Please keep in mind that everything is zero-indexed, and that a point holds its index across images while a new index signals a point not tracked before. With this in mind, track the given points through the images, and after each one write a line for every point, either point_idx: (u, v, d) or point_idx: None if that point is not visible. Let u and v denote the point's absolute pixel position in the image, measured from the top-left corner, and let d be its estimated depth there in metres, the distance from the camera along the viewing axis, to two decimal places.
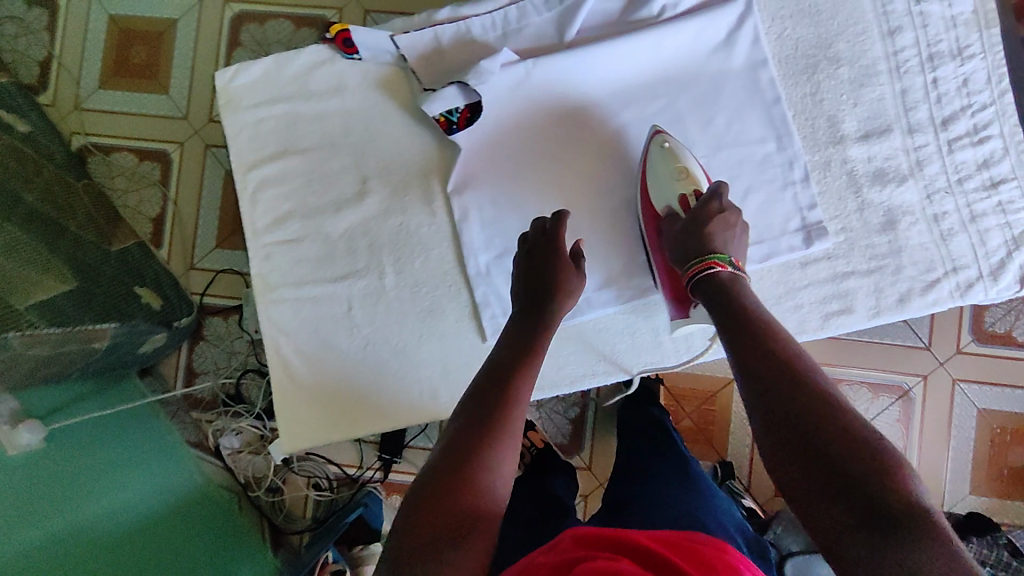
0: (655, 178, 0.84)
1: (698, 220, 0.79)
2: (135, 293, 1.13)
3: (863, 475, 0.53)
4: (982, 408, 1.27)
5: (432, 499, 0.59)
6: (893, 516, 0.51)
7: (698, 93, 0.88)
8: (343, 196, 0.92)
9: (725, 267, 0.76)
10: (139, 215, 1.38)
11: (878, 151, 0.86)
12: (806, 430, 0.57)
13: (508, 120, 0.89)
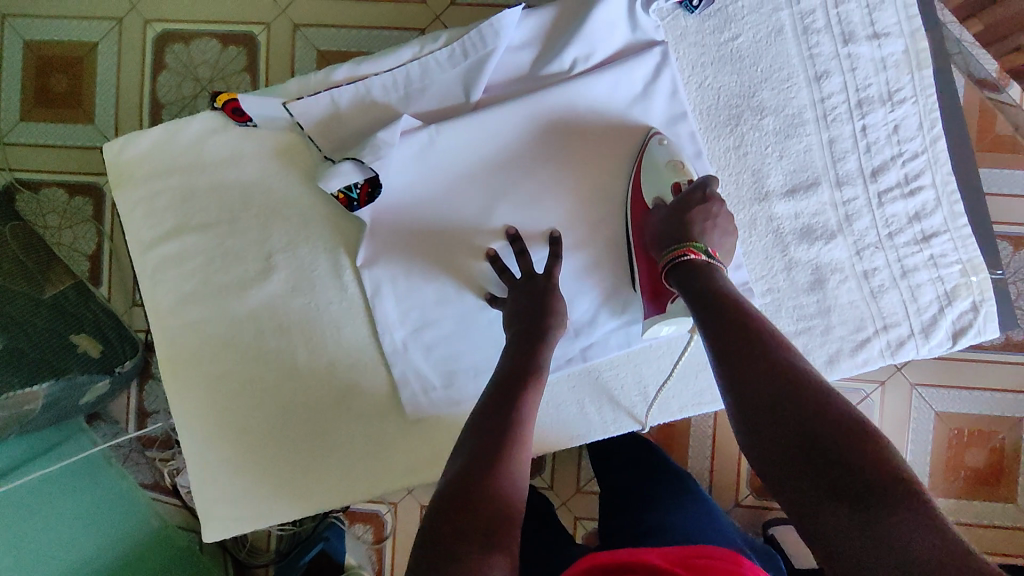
0: (648, 171, 0.80)
1: (684, 210, 0.74)
2: (71, 342, 1.09)
3: (842, 443, 0.53)
4: (939, 410, 1.27)
5: (453, 515, 0.57)
6: (870, 483, 0.50)
7: (615, 151, 0.83)
8: (247, 273, 0.86)
9: (699, 256, 0.71)
10: (75, 253, 1.26)
11: (805, 207, 0.82)
12: (784, 402, 0.57)
13: (415, 188, 0.83)
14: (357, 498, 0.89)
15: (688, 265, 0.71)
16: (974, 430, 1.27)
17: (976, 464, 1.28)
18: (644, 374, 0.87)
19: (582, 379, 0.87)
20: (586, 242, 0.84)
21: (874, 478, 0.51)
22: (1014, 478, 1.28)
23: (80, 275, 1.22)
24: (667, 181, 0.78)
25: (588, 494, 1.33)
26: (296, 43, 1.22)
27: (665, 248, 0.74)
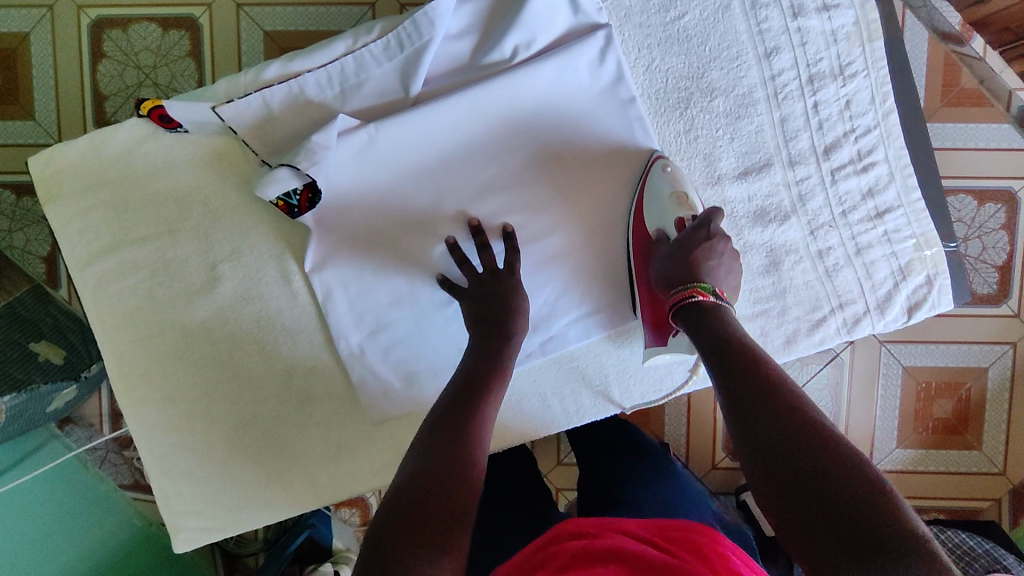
0: (652, 199, 0.78)
1: (689, 251, 0.73)
2: (31, 351, 1.08)
3: (847, 482, 0.50)
4: (907, 365, 1.29)
5: (404, 521, 0.56)
6: (874, 528, 0.47)
7: (565, 140, 0.81)
8: (193, 284, 0.84)
9: (707, 297, 0.71)
10: (29, 256, 1.24)
11: (758, 188, 0.80)
12: (791, 439, 0.54)
13: (359, 189, 0.81)
14: (326, 500, 0.89)
15: (694, 307, 0.71)
16: (939, 383, 1.30)
17: (942, 414, 1.31)
18: (605, 362, 0.86)
19: (544, 371, 0.86)
20: (538, 234, 0.82)
21: (876, 521, 0.47)
22: (979, 426, 1.31)
23: (36, 279, 1.20)
24: (671, 214, 0.77)
25: (568, 467, 1.35)
26: (240, 25, 1.15)
27: (670, 288, 0.74)
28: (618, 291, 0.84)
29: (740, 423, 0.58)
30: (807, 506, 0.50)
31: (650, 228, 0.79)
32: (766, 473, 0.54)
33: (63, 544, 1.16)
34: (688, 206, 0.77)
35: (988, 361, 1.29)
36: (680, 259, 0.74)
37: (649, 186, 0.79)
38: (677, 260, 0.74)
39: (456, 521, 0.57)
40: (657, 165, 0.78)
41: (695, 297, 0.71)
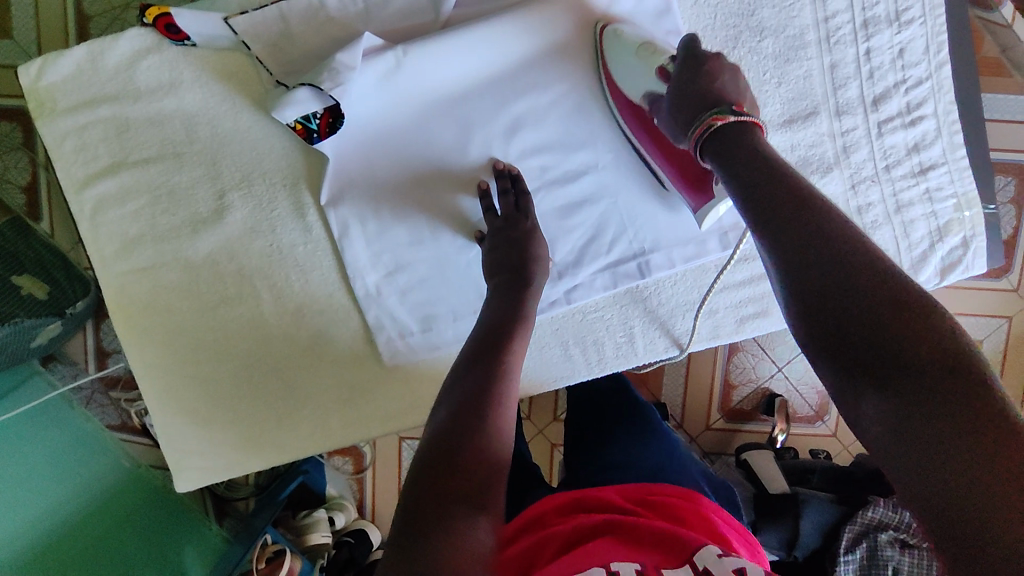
0: (620, 66, 0.71)
1: (686, 86, 0.61)
2: (14, 284, 1.05)
3: (910, 346, 0.42)
4: None
5: (435, 473, 0.50)
6: (938, 394, 0.40)
7: (605, 74, 0.76)
8: (199, 213, 0.79)
9: (727, 119, 0.55)
10: (6, 185, 1.19)
11: (802, 137, 0.77)
12: (844, 301, 0.45)
13: (384, 116, 0.75)
14: (333, 445, 0.86)
15: (718, 132, 0.56)
16: None
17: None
18: (630, 315, 0.84)
19: (566, 320, 0.83)
20: (565, 177, 0.78)
21: (942, 387, 0.40)
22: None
23: (14, 211, 1.16)
24: (652, 67, 0.67)
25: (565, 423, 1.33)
26: None
27: (688, 128, 0.59)
28: (651, 241, 0.80)
29: (785, 267, 0.48)
30: (866, 374, 0.43)
31: (636, 98, 0.70)
32: (821, 334, 0.45)
33: (63, 482, 1.14)
34: (661, 56, 0.67)
35: (984, 334, 1.30)
36: (683, 91, 0.61)
37: (614, 57, 0.72)
38: (681, 101, 0.61)
39: (490, 473, 0.51)
40: (609, 32, 0.73)
41: (715, 125, 0.56)
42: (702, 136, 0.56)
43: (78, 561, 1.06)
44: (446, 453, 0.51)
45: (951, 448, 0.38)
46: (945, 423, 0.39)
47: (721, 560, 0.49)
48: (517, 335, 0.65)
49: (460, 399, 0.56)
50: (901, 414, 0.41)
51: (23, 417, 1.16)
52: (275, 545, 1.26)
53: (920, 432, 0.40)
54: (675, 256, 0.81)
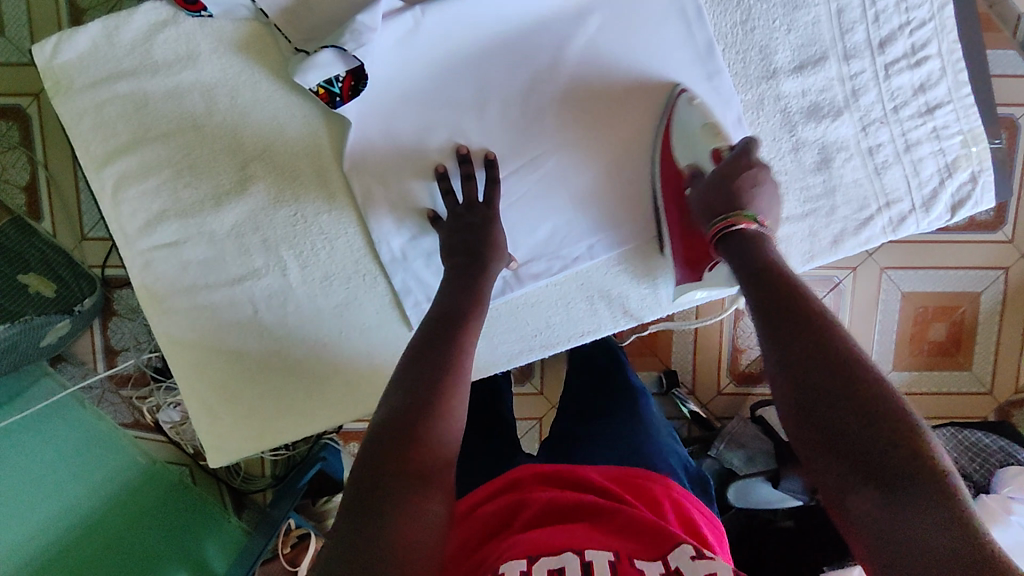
0: (685, 134, 0.76)
1: (728, 178, 0.68)
2: (19, 283, 1.10)
3: (880, 429, 0.46)
4: (905, 290, 1.32)
5: (393, 448, 0.52)
6: (903, 472, 0.44)
7: (617, 28, 0.77)
8: (223, 186, 0.79)
9: (749, 226, 0.65)
10: (9, 185, 1.26)
11: (812, 83, 0.79)
12: (826, 384, 0.49)
13: (404, 78, 0.76)
14: (365, 412, 0.86)
15: (736, 238, 0.65)
16: (935, 307, 1.33)
17: (937, 337, 1.34)
18: (654, 265, 0.85)
19: (590, 276, 0.84)
20: (583, 134, 0.80)
21: (906, 472, 0.44)
22: (969, 349, 1.34)
23: (16, 212, 1.20)
24: (706, 147, 0.73)
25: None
26: None
27: (711, 218, 0.68)
28: None
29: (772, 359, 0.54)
30: (841, 443, 0.47)
31: (682, 166, 0.76)
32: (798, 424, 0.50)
33: (79, 477, 1.14)
34: (722, 137, 0.72)
35: (981, 286, 1.33)
36: (725, 181, 0.68)
37: (682, 129, 0.76)
38: (710, 193, 0.69)
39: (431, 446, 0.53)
40: (684, 101, 0.76)
41: (736, 226, 0.65)
42: (718, 233, 0.66)
43: (101, 555, 1.06)
44: (398, 438, 0.53)
45: (920, 536, 0.42)
46: (910, 509, 0.43)
47: (694, 560, 0.49)
48: (471, 318, 0.66)
49: (413, 380, 0.57)
50: (871, 493, 0.44)
51: (34, 416, 1.16)
52: (297, 530, 1.28)
53: (887, 513, 0.43)
54: None
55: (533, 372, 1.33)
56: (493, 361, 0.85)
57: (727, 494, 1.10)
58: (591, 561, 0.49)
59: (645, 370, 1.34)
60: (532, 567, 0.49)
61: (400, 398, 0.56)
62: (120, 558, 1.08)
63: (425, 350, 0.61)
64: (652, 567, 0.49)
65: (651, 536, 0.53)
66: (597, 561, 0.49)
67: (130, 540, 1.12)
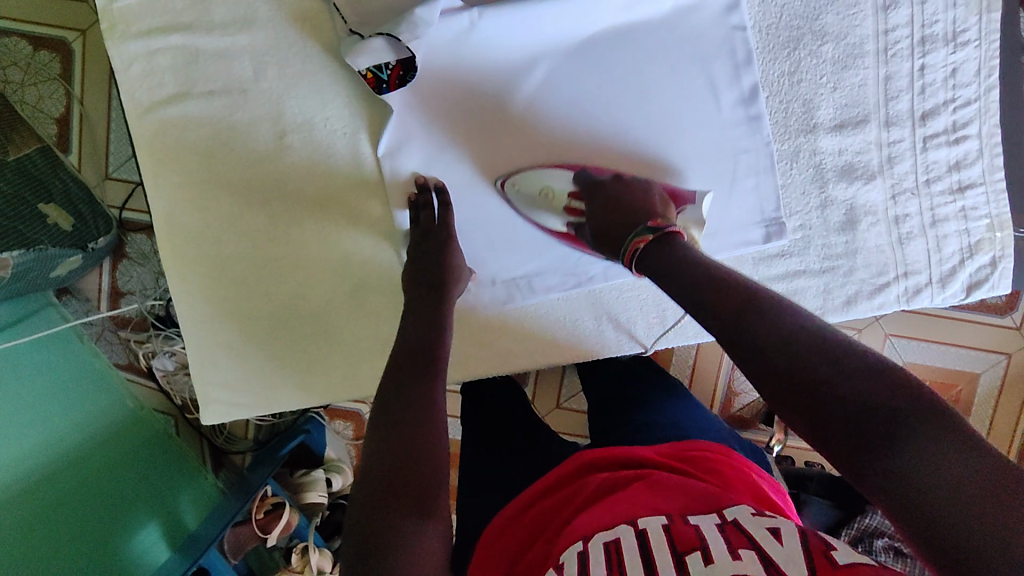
0: (530, 207, 0.80)
1: (609, 206, 0.75)
2: (38, 212, 1.11)
3: (857, 387, 0.46)
4: (905, 360, 1.33)
5: (377, 497, 0.54)
6: (884, 416, 0.44)
7: (668, 61, 0.78)
8: (259, 151, 0.80)
9: (647, 241, 0.68)
10: (41, 114, 1.29)
11: (850, 143, 0.80)
12: (786, 357, 0.50)
13: (453, 75, 0.78)
14: (362, 393, 0.87)
15: (648, 253, 0.68)
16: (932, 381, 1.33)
17: None
18: (665, 297, 0.85)
19: (601, 294, 0.85)
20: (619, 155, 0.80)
21: (898, 415, 0.44)
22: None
23: (46, 142, 1.24)
24: (557, 211, 0.79)
25: (566, 410, 1.35)
26: None
27: (620, 250, 0.72)
28: None
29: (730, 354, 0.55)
30: (814, 411, 0.48)
31: (556, 228, 0.81)
32: (777, 405, 0.50)
33: (69, 418, 1.17)
34: (560, 195, 0.79)
35: (980, 367, 1.33)
36: (605, 231, 0.74)
37: (521, 208, 0.80)
38: (607, 232, 0.74)
39: (426, 476, 0.55)
40: (509, 187, 0.79)
41: (636, 248, 0.69)
42: (631, 259, 0.69)
43: (74, 500, 1.10)
44: (384, 471, 0.56)
45: (923, 470, 0.42)
46: (916, 446, 0.42)
47: (753, 515, 0.50)
48: (442, 348, 0.68)
49: (390, 425, 0.59)
50: (863, 446, 0.45)
51: (36, 343, 1.19)
52: (274, 497, 1.26)
53: (886, 462, 0.43)
54: (720, 236, 0.81)
55: (526, 380, 1.34)
56: (492, 363, 0.85)
57: None
58: (646, 528, 0.50)
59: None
60: (589, 547, 0.50)
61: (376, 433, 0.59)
62: (92, 508, 1.12)
63: (397, 390, 0.63)
64: (706, 521, 0.50)
65: (697, 500, 0.54)
66: (652, 528, 0.50)
67: (107, 490, 1.15)
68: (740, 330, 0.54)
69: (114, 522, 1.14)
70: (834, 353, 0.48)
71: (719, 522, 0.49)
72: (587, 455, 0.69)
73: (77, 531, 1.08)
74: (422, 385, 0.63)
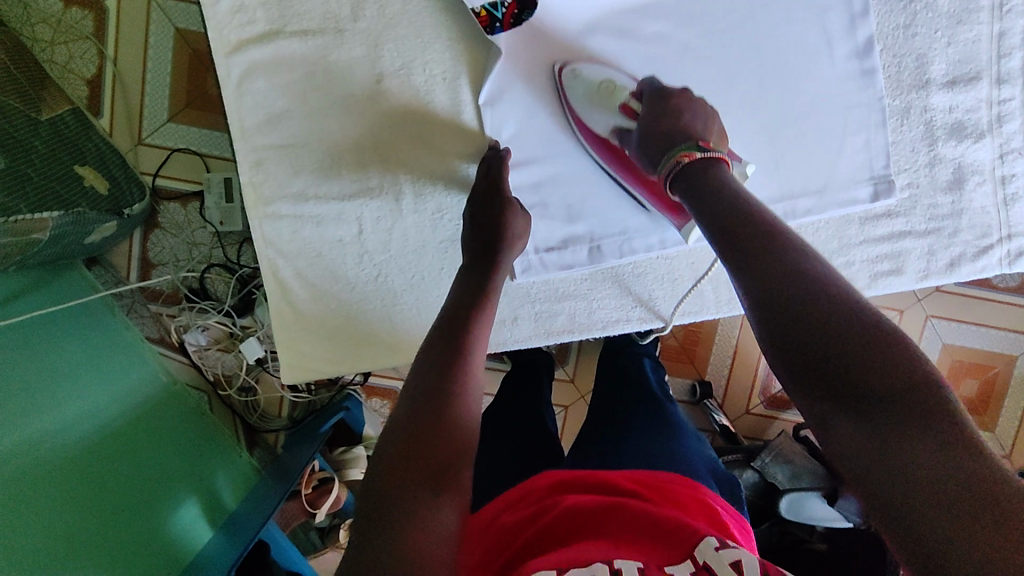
0: (586, 107, 0.75)
1: (652, 124, 0.67)
2: (76, 173, 1.05)
3: (872, 358, 0.43)
4: (948, 341, 1.30)
5: (399, 461, 0.49)
6: (892, 401, 0.41)
7: (781, 10, 0.76)
8: (354, 97, 0.77)
9: (694, 157, 0.61)
10: (71, 74, 1.23)
11: (962, 100, 0.78)
12: (812, 316, 0.46)
13: (567, 21, 0.76)
14: None
15: (691, 169, 0.61)
16: (972, 363, 1.30)
17: (968, 394, 1.32)
18: None
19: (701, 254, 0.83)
20: (728, 107, 0.78)
21: (899, 399, 0.41)
22: (997, 411, 1.31)
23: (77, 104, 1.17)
24: (614, 104, 0.73)
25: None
26: None
27: (658, 162, 0.65)
28: (802, 182, 0.79)
29: (745, 293, 0.50)
30: (820, 374, 0.44)
31: (603, 133, 0.75)
32: (780, 355, 0.47)
33: (102, 383, 1.09)
34: (620, 91, 0.73)
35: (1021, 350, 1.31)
36: (652, 131, 0.67)
37: (576, 100, 0.75)
38: (646, 138, 0.67)
39: (459, 449, 0.52)
40: (567, 74, 0.75)
41: (682, 161, 0.62)
42: (671, 174, 0.62)
43: (128, 461, 1.01)
44: (407, 436, 0.51)
45: (913, 455, 0.39)
46: (913, 435, 0.40)
47: (722, 557, 0.46)
48: (480, 323, 0.64)
49: (427, 391, 0.55)
50: (857, 417, 0.42)
51: (65, 310, 1.12)
52: (322, 473, 1.21)
53: (889, 436, 0.40)
54: (830, 197, 0.79)
55: (567, 358, 1.30)
56: (585, 328, 0.84)
57: (778, 504, 1.08)
58: (620, 567, 0.45)
59: (677, 378, 1.27)
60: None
61: (411, 397, 0.55)
62: (145, 471, 1.03)
63: (431, 363, 0.58)
64: (682, 572, 0.46)
65: (666, 535, 0.50)
66: (626, 567, 0.45)
67: (152, 457, 1.06)
68: (757, 273, 0.50)
69: (167, 487, 1.04)
70: (852, 326, 0.44)
71: (691, 572, 0.46)
72: (562, 475, 0.63)
73: (134, 496, 0.98)
74: (453, 355, 0.59)
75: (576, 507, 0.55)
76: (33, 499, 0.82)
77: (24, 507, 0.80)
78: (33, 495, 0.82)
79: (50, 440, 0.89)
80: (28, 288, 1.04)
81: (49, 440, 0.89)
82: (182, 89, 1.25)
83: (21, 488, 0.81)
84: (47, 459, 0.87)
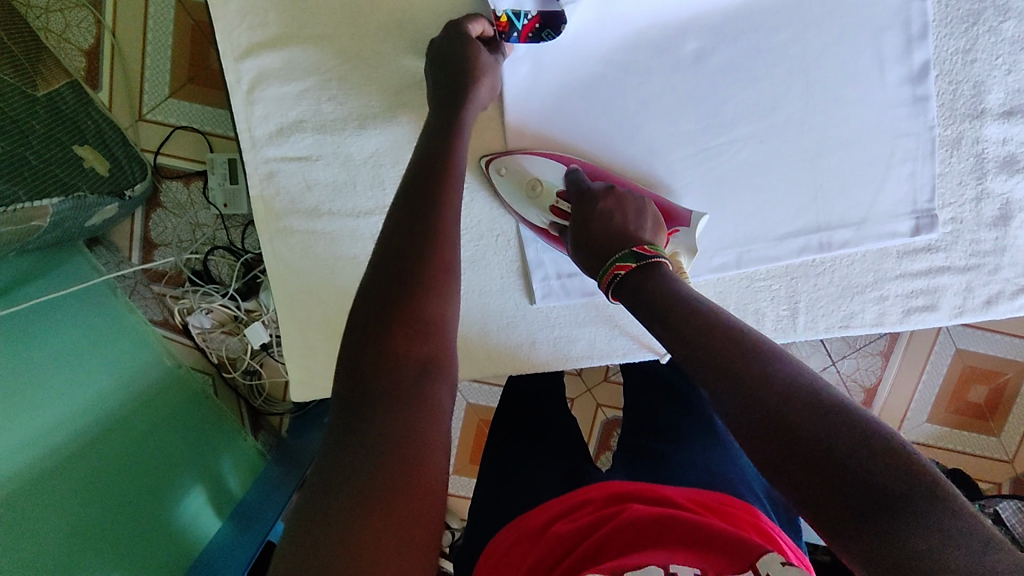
0: (518, 202, 0.75)
1: (592, 231, 0.68)
2: (74, 154, 0.99)
3: (856, 453, 0.40)
4: (961, 346, 1.18)
5: (366, 372, 0.48)
6: (886, 497, 0.39)
7: (833, 26, 0.70)
8: (371, 107, 0.72)
9: (629, 268, 0.63)
10: (67, 44, 1.17)
11: (1017, 133, 0.73)
12: (788, 415, 0.43)
13: (600, 37, 0.71)
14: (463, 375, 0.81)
15: (628, 280, 0.62)
16: (978, 370, 1.18)
17: (975, 400, 1.20)
18: (799, 288, 0.78)
19: (731, 286, 0.79)
20: (771, 129, 0.73)
21: (894, 495, 0.39)
22: (1004, 417, 1.19)
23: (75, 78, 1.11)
24: (546, 204, 0.73)
25: (615, 384, 1.21)
26: None
27: (601, 268, 0.66)
28: (842, 211, 0.75)
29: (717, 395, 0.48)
30: (804, 471, 0.42)
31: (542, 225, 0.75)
32: (766, 453, 0.44)
33: (111, 359, 1.03)
34: (549, 190, 0.73)
35: None
36: (590, 243, 0.68)
37: (508, 196, 0.75)
38: (592, 241, 0.68)
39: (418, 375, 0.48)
40: (496, 170, 0.74)
41: (616, 275, 0.63)
42: (610, 285, 0.64)
43: (151, 435, 0.97)
44: (371, 348, 0.49)
45: (918, 551, 0.37)
46: (914, 531, 0.37)
47: None
48: (454, 209, 0.58)
49: (388, 284, 0.52)
50: (853, 518, 0.39)
51: (74, 291, 1.07)
52: None
53: (884, 534, 0.38)
54: (868, 236, 0.75)
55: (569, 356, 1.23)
56: (603, 355, 0.81)
57: None
58: None
59: None
60: None
61: (370, 290, 0.52)
62: (170, 447, 0.98)
63: (399, 239, 0.55)
64: None
65: (731, 548, 0.46)
66: None
67: (171, 430, 1.01)
68: (727, 378, 0.48)
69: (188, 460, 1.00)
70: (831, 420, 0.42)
71: None
72: (612, 490, 0.59)
73: (159, 473, 0.94)
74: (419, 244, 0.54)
75: (626, 529, 0.50)
76: (55, 488, 0.79)
77: (47, 500, 0.77)
78: (55, 483, 0.79)
79: (70, 422, 0.85)
80: (29, 273, 0.98)
81: (69, 422, 0.85)
82: (185, 63, 1.18)
83: (45, 479, 0.78)
84: (69, 443, 0.84)
